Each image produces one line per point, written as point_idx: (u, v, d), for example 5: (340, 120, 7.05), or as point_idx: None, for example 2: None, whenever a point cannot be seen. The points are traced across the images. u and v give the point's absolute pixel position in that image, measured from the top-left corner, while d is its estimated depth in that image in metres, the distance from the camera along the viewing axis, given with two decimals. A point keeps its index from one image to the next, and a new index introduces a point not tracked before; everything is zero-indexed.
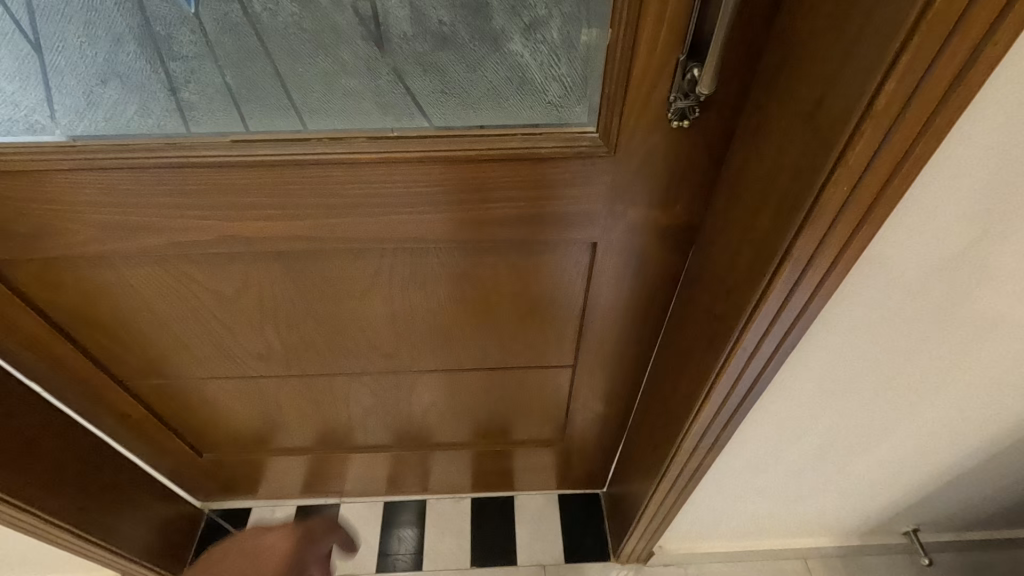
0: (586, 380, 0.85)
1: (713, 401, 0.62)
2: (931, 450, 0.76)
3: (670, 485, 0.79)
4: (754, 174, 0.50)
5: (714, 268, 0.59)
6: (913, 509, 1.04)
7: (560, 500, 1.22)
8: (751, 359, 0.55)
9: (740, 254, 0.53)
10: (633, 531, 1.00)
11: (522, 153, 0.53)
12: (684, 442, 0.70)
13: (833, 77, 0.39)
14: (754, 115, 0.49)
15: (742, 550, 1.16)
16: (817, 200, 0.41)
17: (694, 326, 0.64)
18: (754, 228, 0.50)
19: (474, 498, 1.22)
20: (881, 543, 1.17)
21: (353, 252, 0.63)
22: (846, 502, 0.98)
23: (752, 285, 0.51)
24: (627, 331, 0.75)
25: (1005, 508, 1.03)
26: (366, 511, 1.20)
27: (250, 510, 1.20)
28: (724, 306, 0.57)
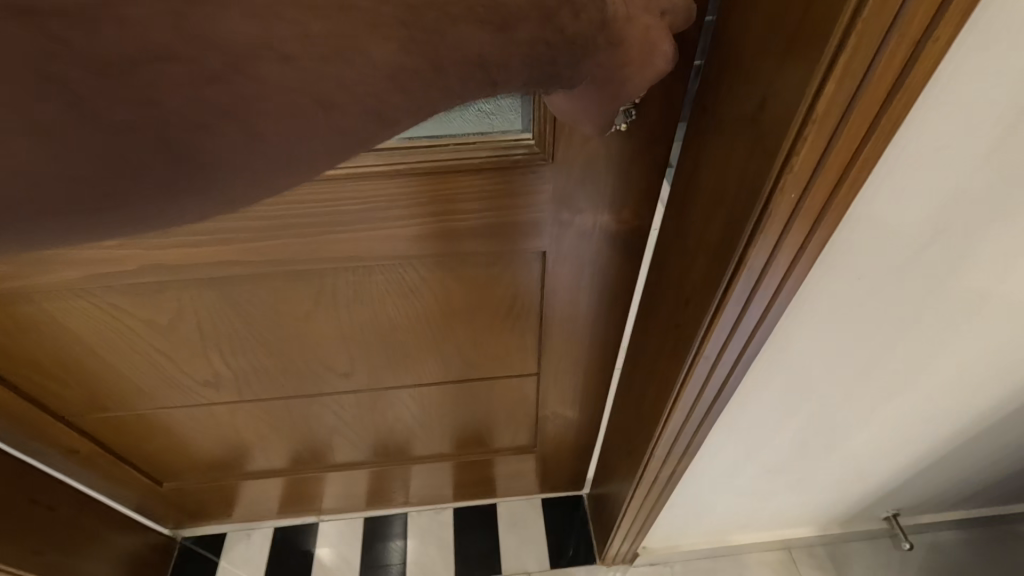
0: (551, 387, 0.84)
1: (682, 407, 0.61)
2: (899, 435, 0.78)
3: (647, 487, 0.79)
4: (703, 182, 0.49)
5: (672, 276, 0.59)
6: (890, 494, 1.06)
7: (544, 505, 1.21)
8: (715, 367, 0.55)
9: (695, 263, 0.52)
10: (617, 534, 1.00)
11: (457, 164, 0.52)
12: (658, 448, 0.70)
13: (768, 86, 0.37)
14: (701, 118, 0.48)
15: (726, 544, 1.17)
16: (761, 214, 0.40)
17: (658, 332, 0.64)
18: (708, 235, 0.49)
19: (456, 509, 1.20)
20: (863, 529, 1.20)
21: (300, 273, 0.62)
22: (824, 491, 1.00)
23: (708, 294, 0.50)
24: (591, 336, 0.75)
25: (977, 487, 1.06)
26: (347, 528, 1.18)
27: (225, 536, 1.16)
28: (684, 316, 0.56)
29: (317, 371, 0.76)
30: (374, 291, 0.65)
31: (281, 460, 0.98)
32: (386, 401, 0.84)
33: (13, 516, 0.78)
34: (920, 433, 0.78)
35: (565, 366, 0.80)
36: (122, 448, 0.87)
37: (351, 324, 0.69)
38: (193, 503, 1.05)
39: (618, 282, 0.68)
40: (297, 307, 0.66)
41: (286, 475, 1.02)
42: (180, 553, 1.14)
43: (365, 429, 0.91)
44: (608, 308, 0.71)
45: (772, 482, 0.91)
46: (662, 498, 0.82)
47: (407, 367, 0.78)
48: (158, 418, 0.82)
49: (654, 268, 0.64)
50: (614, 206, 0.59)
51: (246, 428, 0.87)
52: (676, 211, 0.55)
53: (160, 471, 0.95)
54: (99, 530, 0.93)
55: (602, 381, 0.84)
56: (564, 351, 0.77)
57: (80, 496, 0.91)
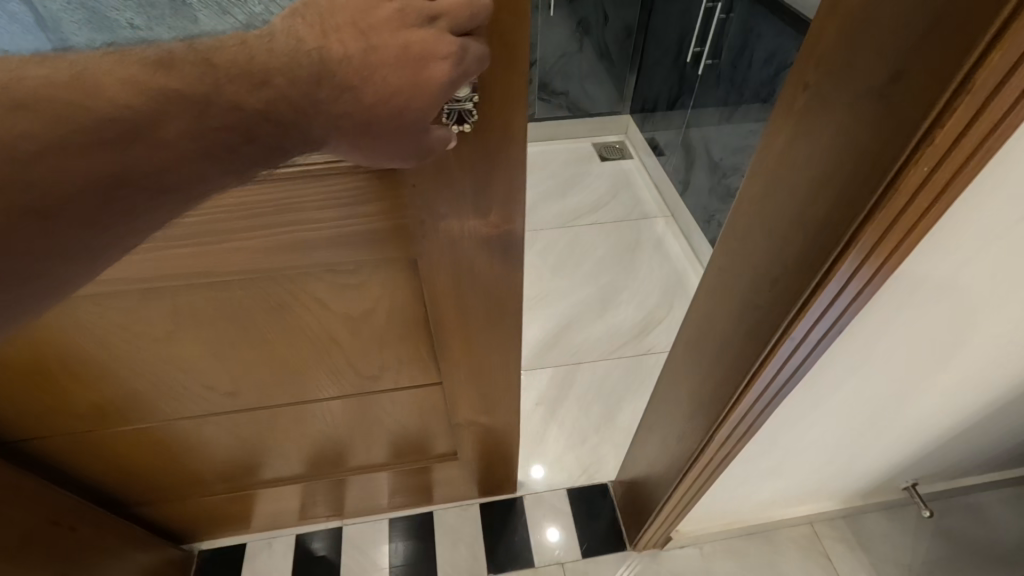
0: (470, 386, 0.86)
1: (753, 390, 0.62)
2: (904, 398, 0.81)
3: (698, 472, 0.81)
4: (797, 161, 0.47)
5: (745, 262, 0.58)
6: (907, 465, 1.06)
7: (570, 494, 1.28)
8: (799, 346, 0.54)
9: (785, 244, 0.51)
10: (656, 521, 1.03)
11: (283, 176, 0.50)
12: (720, 428, 0.70)
13: (904, 55, 0.36)
14: (796, 94, 0.46)
15: (746, 524, 1.18)
16: (889, 185, 0.39)
17: (725, 318, 0.63)
18: (800, 219, 0.48)
19: (480, 505, 1.26)
20: (881, 500, 1.19)
21: (154, 292, 0.62)
22: (834, 463, 1.01)
23: (803, 276, 0.49)
24: (487, 335, 0.77)
25: (991, 453, 1.07)
26: (370, 530, 1.22)
27: (244, 546, 1.21)
28: (768, 296, 0.55)
29: (328, 377, 0.80)
30: (261, 301, 0.66)
31: (299, 467, 1.03)
32: (380, 402, 0.88)
33: (45, 537, 0.80)
34: (925, 390, 0.79)
35: (472, 365, 0.82)
36: (150, 458, 0.91)
37: (232, 335, 0.70)
38: (213, 511, 1.09)
39: (500, 285, 0.69)
40: (165, 324, 0.66)
41: (305, 481, 1.06)
42: (200, 564, 1.18)
43: (381, 430, 0.96)
44: (500, 308, 0.73)
45: (798, 454, 0.96)
46: (710, 480, 0.82)
47: (415, 365, 0.82)
48: (185, 430, 0.86)
49: (722, 256, 0.62)
50: (480, 211, 0.59)
51: (266, 435, 0.91)
52: (757, 193, 0.54)
53: (182, 480, 0.99)
54: (120, 546, 0.95)
55: (511, 380, 0.87)
56: (470, 349, 0.79)
57: (101, 517, 0.93)
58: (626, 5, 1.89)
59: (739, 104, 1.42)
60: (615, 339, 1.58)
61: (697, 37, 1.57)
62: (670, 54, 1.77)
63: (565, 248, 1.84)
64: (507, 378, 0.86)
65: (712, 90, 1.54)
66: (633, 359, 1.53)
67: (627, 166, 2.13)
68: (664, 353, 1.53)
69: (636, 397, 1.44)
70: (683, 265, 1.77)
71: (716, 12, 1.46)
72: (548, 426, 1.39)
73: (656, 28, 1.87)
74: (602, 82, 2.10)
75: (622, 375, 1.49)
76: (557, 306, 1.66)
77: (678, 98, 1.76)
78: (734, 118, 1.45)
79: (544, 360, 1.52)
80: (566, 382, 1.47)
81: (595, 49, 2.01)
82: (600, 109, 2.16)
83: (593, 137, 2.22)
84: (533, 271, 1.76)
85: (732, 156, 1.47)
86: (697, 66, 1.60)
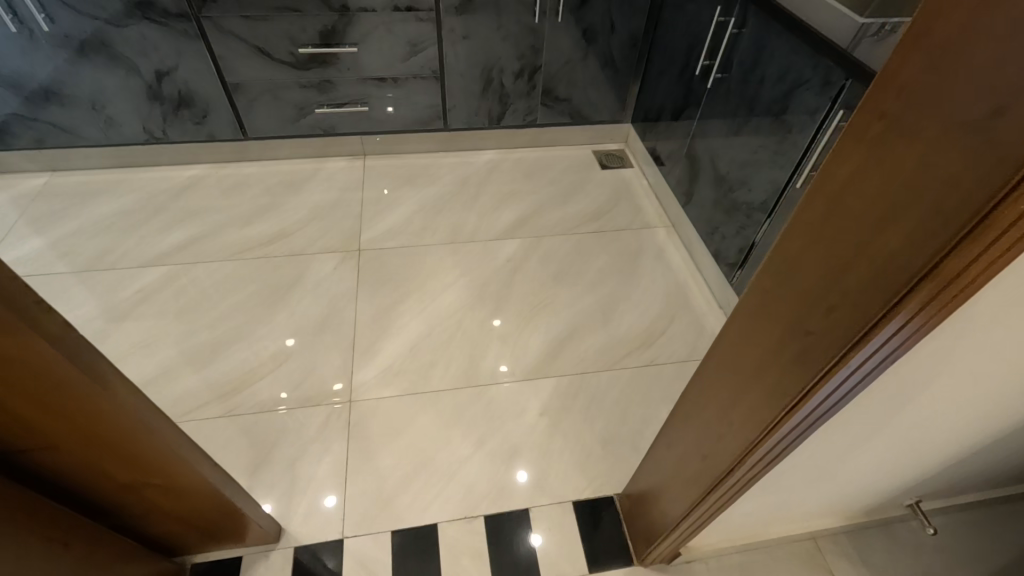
0: (114, 438, 0.78)
1: (794, 417, 0.59)
2: (932, 420, 0.82)
3: (721, 493, 0.79)
4: (866, 190, 0.44)
5: (789, 291, 0.55)
6: (913, 483, 1.07)
7: (574, 507, 1.26)
8: (849, 375, 0.52)
9: (843, 277, 0.48)
10: (668, 537, 1.01)
11: None
12: (754, 448, 0.67)
13: (1005, 90, 0.33)
14: (870, 122, 0.43)
15: (754, 541, 1.19)
16: (978, 221, 0.37)
17: (764, 342, 0.60)
18: (862, 250, 0.45)
19: (485, 517, 1.24)
20: (884, 516, 1.21)
21: None
22: (846, 481, 1.01)
23: (865, 308, 0.47)
24: (74, 401, 0.69)
25: (995, 472, 1.08)
26: (373, 542, 1.19)
27: (240, 559, 1.16)
28: (819, 325, 0.52)
29: (114, 408, 0.74)
30: None
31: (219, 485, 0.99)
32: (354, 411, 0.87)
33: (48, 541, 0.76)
34: (948, 414, 0.80)
35: (84, 424, 0.73)
36: (120, 477, 0.86)
37: None
38: (203, 522, 1.05)
39: (17, 353, 0.60)
40: None
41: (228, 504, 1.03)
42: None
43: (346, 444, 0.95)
44: (53, 374, 0.64)
45: (817, 471, 0.96)
46: (733, 498, 0.80)
47: (97, 420, 0.74)
48: (137, 445, 0.82)
49: (763, 279, 0.59)
50: None
51: (158, 460, 0.87)
52: (810, 220, 0.50)
53: (163, 495, 0.94)
54: (112, 561, 0.90)
55: (143, 432, 0.80)
56: (68, 414, 0.71)
57: (95, 531, 0.88)
58: (634, 15, 1.89)
59: (748, 118, 1.41)
60: (619, 349, 1.57)
61: (707, 50, 1.55)
62: (675, 66, 1.77)
63: (566, 255, 1.83)
64: (131, 433, 0.79)
65: (721, 104, 1.53)
66: (637, 369, 1.52)
67: (627, 175, 2.17)
68: (665, 364, 1.53)
69: (639, 408, 1.43)
70: (685, 275, 1.78)
71: (729, 26, 1.43)
72: (552, 436, 1.37)
73: (662, 38, 1.86)
74: (604, 90, 2.09)
75: (625, 388, 1.47)
76: (559, 314, 1.65)
77: (683, 109, 1.76)
78: (743, 132, 1.44)
79: (544, 369, 1.50)
80: (569, 392, 1.46)
81: (600, 58, 1.99)
82: (601, 117, 2.18)
83: (594, 145, 2.29)
84: (534, 278, 1.75)
85: (739, 170, 1.47)
86: (705, 78, 1.60)
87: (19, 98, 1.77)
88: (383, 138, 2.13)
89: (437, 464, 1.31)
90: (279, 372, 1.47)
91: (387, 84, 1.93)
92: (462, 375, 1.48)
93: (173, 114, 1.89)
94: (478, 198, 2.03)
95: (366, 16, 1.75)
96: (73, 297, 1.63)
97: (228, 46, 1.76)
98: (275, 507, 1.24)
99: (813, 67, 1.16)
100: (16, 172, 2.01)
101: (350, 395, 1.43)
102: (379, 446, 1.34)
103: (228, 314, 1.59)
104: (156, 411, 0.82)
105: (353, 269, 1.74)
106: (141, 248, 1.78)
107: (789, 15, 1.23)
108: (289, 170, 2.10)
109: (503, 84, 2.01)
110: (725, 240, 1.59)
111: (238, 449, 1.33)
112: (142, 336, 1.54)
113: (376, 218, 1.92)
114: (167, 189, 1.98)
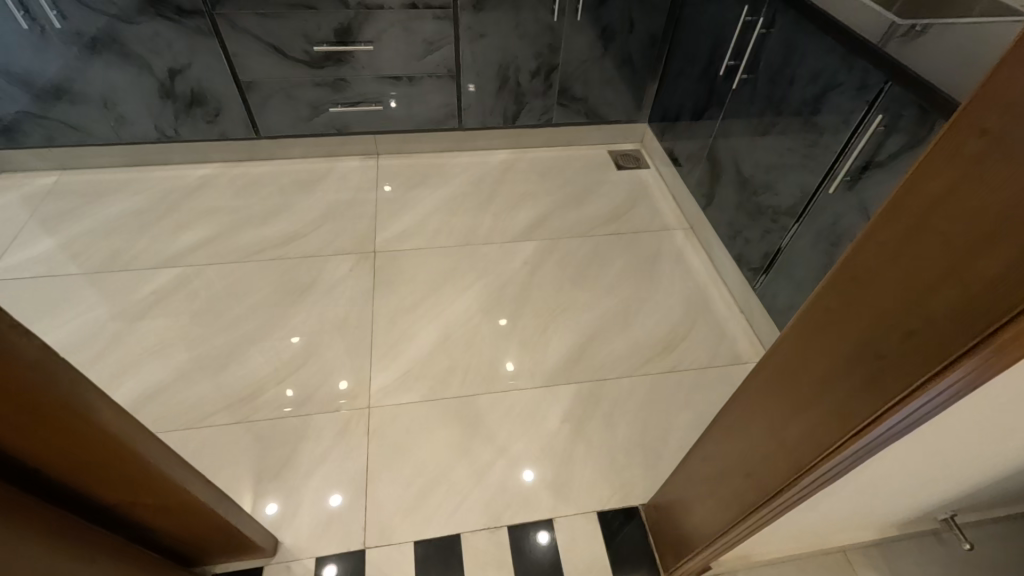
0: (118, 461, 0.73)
1: (858, 442, 0.57)
2: (988, 442, 0.79)
3: (766, 513, 0.77)
4: (959, 213, 0.41)
5: (859, 312, 0.52)
6: (952, 498, 1.04)
7: (599, 518, 1.24)
8: (924, 404, 0.49)
9: (926, 301, 0.45)
10: (702, 552, 0.99)
11: None
12: (808, 471, 0.65)
13: None
14: (968, 141, 0.40)
15: (784, 554, 1.17)
16: None
17: (826, 362, 0.58)
18: (951, 277, 0.43)
19: (508, 528, 1.22)
20: (917, 529, 1.18)
21: None
22: (885, 497, 0.99)
23: (950, 339, 0.44)
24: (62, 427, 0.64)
25: None
26: (395, 553, 1.17)
27: (260, 569, 1.15)
28: (893, 350, 0.49)
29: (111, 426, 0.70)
30: None
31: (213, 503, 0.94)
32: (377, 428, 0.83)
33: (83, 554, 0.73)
34: (1004, 435, 0.77)
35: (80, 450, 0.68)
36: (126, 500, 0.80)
37: None
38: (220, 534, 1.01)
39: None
40: None
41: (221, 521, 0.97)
42: None
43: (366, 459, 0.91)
44: (39, 401, 0.60)
45: (859, 489, 0.93)
46: (777, 518, 0.77)
47: (85, 448, 0.69)
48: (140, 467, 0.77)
49: (826, 296, 0.56)
50: None
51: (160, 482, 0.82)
52: (888, 238, 0.48)
53: (177, 512, 0.89)
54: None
55: (139, 460, 0.75)
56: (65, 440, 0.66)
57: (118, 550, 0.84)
58: (653, 14, 1.86)
59: (776, 120, 1.38)
60: (640, 354, 1.54)
61: (732, 50, 1.52)
62: (697, 66, 1.75)
63: (583, 258, 1.80)
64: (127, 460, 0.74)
65: (747, 105, 1.50)
66: (659, 375, 1.50)
67: (643, 176, 2.14)
68: (687, 371, 1.51)
69: (662, 415, 1.41)
70: (705, 278, 1.75)
71: (757, 26, 1.40)
72: (574, 444, 1.35)
73: (683, 36, 1.83)
74: (621, 90, 2.06)
75: (647, 396, 1.45)
76: (579, 319, 1.62)
77: (704, 110, 1.73)
78: (770, 134, 1.41)
79: (565, 375, 1.48)
80: (591, 399, 1.43)
81: (618, 57, 1.95)
82: (617, 116, 2.15)
83: (609, 145, 2.26)
84: (552, 280, 1.73)
85: (765, 173, 1.45)
86: (730, 79, 1.56)
87: (28, 96, 1.75)
88: (398, 137, 2.10)
89: (458, 471, 1.29)
90: (296, 377, 1.45)
91: (402, 82, 1.90)
92: (481, 380, 1.46)
93: (184, 112, 1.87)
94: (494, 199, 2.00)
95: (381, 13, 1.72)
96: (87, 298, 1.61)
97: (242, 44, 1.73)
98: (294, 515, 1.22)
99: (848, 69, 1.13)
100: (25, 170, 1.98)
101: (368, 401, 1.41)
102: (399, 454, 1.32)
103: (243, 317, 1.57)
104: (152, 436, 0.77)
105: (369, 271, 1.71)
106: (153, 248, 1.76)
107: (824, 16, 1.18)
108: (302, 169, 2.07)
109: (519, 83, 1.98)
110: (749, 245, 1.56)
111: (256, 455, 1.31)
112: (156, 339, 1.52)
113: (391, 219, 1.90)
114: (178, 188, 1.96)
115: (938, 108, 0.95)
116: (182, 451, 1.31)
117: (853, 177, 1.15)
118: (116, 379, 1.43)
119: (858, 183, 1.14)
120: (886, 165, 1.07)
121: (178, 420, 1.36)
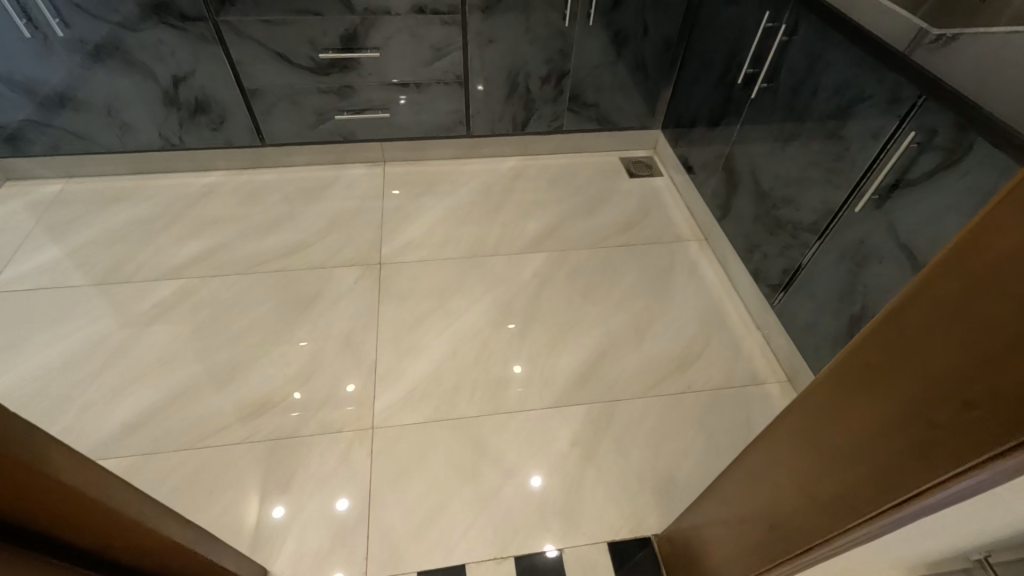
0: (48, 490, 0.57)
1: (896, 515, 0.51)
2: None
3: (790, 568, 0.72)
4: None
5: (908, 374, 0.47)
6: None
7: (610, 549, 1.19)
8: (975, 487, 0.44)
9: (976, 374, 0.40)
10: None
11: None
12: (838, 535, 0.60)
13: None
14: None
15: None
16: None
17: (867, 422, 0.53)
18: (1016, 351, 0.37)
19: (516, 558, 1.18)
20: None
21: None
22: None
23: (1009, 422, 0.38)
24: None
25: None
26: None
27: None
28: (942, 423, 0.44)
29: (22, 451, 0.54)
30: None
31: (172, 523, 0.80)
32: None
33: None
34: None
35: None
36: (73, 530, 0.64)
37: None
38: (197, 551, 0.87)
39: None
40: None
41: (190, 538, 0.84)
42: None
43: None
44: None
45: None
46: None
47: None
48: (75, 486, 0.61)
49: (870, 349, 0.51)
50: None
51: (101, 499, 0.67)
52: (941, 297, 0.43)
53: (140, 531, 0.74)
54: None
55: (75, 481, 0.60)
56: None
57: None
58: (668, 18, 1.80)
59: (797, 133, 1.32)
60: (653, 374, 1.49)
61: (751, 58, 1.46)
62: (713, 72, 1.69)
63: (594, 270, 1.75)
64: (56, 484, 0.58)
65: (766, 115, 1.44)
66: (672, 396, 1.44)
67: (656, 184, 2.08)
68: (702, 392, 1.45)
69: (675, 439, 1.36)
70: (720, 293, 1.70)
71: (778, 34, 1.34)
72: (585, 469, 1.31)
73: (699, 42, 1.77)
74: (634, 96, 2.01)
75: (660, 418, 1.40)
76: (590, 334, 1.57)
77: (720, 119, 1.67)
78: (790, 147, 1.35)
79: (576, 396, 1.43)
80: (602, 421, 1.38)
81: (631, 62, 1.90)
82: (630, 123, 2.09)
83: (621, 152, 2.20)
84: (562, 294, 1.68)
85: (785, 187, 1.39)
86: (748, 87, 1.50)
87: (32, 105, 1.72)
88: (405, 144, 2.06)
89: (464, 497, 1.25)
90: (299, 396, 1.41)
91: (409, 89, 1.86)
92: (488, 400, 1.42)
93: (189, 120, 1.84)
94: (502, 208, 1.95)
95: (389, 19, 1.68)
96: (89, 312, 1.58)
97: (247, 50, 1.69)
98: (295, 542, 1.19)
99: (877, 82, 1.07)
100: (30, 178, 1.96)
101: (372, 421, 1.37)
102: (403, 477, 1.28)
103: (245, 331, 1.54)
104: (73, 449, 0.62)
105: (374, 284, 1.67)
106: (155, 260, 1.73)
107: (852, 24, 1.12)
108: (308, 177, 2.04)
109: (529, 90, 1.93)
110: (767, 260, 1.50)
111: (257, 478, 1.27)
112: (157, 354, 1.49)
113: (397, 229, 1.86)
114: (182, 196, 1.93)
115: (977, 126, 0.89)
116: (183, 471, 1.28)
117: (881, 195, 1.09)
118: (117, 395, 1.40)
119: (887, 202, 1.08)
120: (918, 185, 1.01)
121: (179, 439, 1.33)
